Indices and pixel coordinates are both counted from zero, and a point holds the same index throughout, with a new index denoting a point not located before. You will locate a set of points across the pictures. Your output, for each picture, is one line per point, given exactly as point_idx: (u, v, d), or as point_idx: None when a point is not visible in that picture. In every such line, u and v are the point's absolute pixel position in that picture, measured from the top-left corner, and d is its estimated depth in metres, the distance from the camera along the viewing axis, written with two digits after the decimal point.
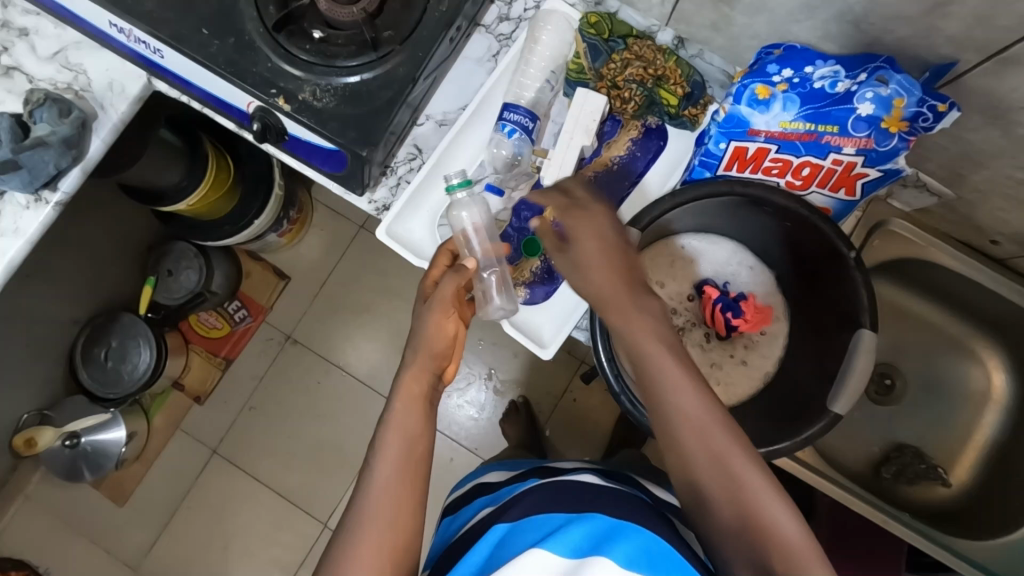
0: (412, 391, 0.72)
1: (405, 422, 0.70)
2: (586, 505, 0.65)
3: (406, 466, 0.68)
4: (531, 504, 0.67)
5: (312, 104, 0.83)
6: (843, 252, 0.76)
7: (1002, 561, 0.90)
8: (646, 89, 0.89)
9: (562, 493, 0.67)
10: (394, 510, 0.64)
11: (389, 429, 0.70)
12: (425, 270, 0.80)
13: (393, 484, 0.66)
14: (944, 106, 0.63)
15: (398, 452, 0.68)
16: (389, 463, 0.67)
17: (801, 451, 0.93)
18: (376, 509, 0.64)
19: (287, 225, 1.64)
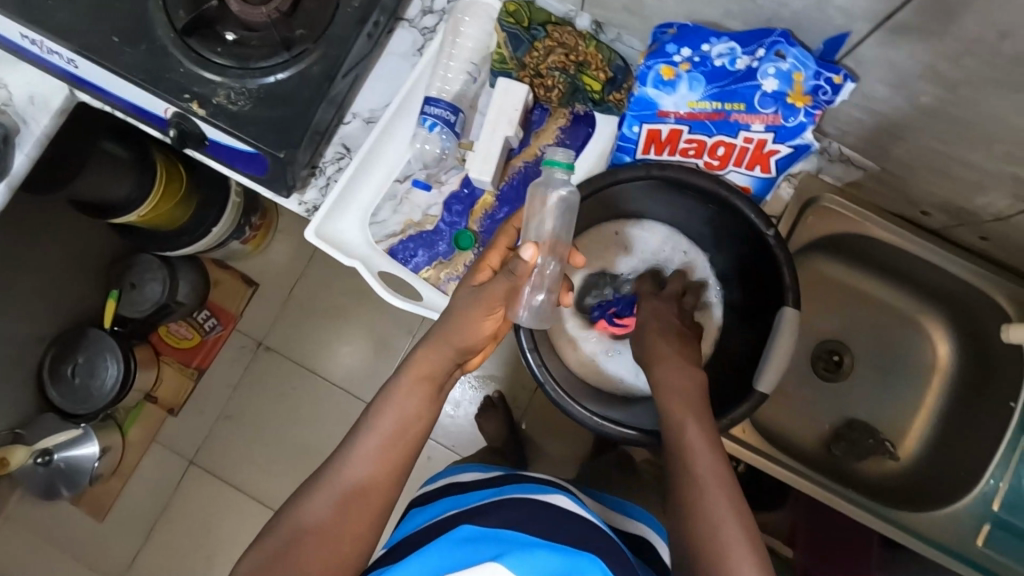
0: (421, 372, 0.70)
1: (405, 404, 0.69)
2: (561, 534, 0.68)
3: (393, 446, 0.67)
4: (500, 517, 0.70)
5: (226, 108, 0.82)
6: (762, 231, 0.75)
7: (950, 534, 0.89)
8: (568, 76, 0.88)
9: (535, 516, 0.71)
10: (367, 488, 0.64)
11: (389, 401, 0.69)
12: (483, 254, 0.73)
13: (375, 460, 0.66)
14: (839, 78, 0.63)
15: (391, 428, 0.68)
16: (382, 437, 0.67)
17: (740, 431, 0.92)
18: (350, 478, 0.65)
19: (250, 232, 1.54)
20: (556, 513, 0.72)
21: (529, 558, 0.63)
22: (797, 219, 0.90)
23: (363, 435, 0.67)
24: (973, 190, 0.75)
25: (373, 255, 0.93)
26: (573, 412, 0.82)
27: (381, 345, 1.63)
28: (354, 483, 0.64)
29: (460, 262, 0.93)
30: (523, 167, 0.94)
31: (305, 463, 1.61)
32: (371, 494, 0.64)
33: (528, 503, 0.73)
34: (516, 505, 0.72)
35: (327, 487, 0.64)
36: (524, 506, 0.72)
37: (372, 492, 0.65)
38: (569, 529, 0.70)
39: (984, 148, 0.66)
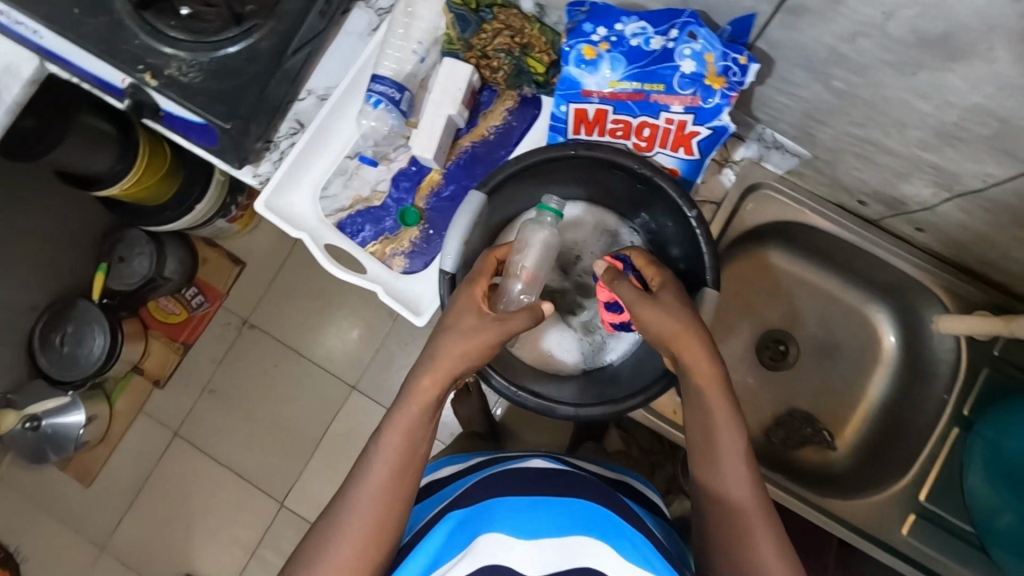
0: (426, 398, 0.65)
1: (408, 426, 0.64)
2: (549, 490, 0.65)
3: (399, 475, 0.63)
4: (484, 489, 0.66)
5: (178, 80, 0.85)
6: (686, 214, 0.77)
7: (871, 518, 0.91)
8: (514, 58, 0.90)
9: (516, 479, 0.67)
10: (382, 520, 0.61)
11: (391, 428, 0.64)
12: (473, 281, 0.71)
13: (384, 490, 0.62)
14: (744, 60, 0.67)
15: (397, 456, 0.63)
16: (386, 463, 0.63)
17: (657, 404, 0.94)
18: (362, 515, 0.61)
19: (236, 212, 1.51)
20: (548, 476, 0.68)
21: (526, 513, 0.60)
22: (737, 206, 0.90)
23: (369, 470, 0.63)
24: (898, 177, 0.79)
25: (322, 228, 0.96)
26: (494, 382, 0.83)
27: (365, 326, 1.59)
28: (366, 522, 0.61)
29: (405, 239, 0.97)
30: (470, 148, 0.97)
31: (285, 444, 1.56)
32: (384, 524, 0.62)
33: (512, 472, 0.69)
34: (501, 476, 0.68)
35: (339, 529, 0.61)
36: (507, 475, 0.68)
37: (385, 523, 0.62)
38: (561, 485, 0.66)
39: (899, 134, 0.71)
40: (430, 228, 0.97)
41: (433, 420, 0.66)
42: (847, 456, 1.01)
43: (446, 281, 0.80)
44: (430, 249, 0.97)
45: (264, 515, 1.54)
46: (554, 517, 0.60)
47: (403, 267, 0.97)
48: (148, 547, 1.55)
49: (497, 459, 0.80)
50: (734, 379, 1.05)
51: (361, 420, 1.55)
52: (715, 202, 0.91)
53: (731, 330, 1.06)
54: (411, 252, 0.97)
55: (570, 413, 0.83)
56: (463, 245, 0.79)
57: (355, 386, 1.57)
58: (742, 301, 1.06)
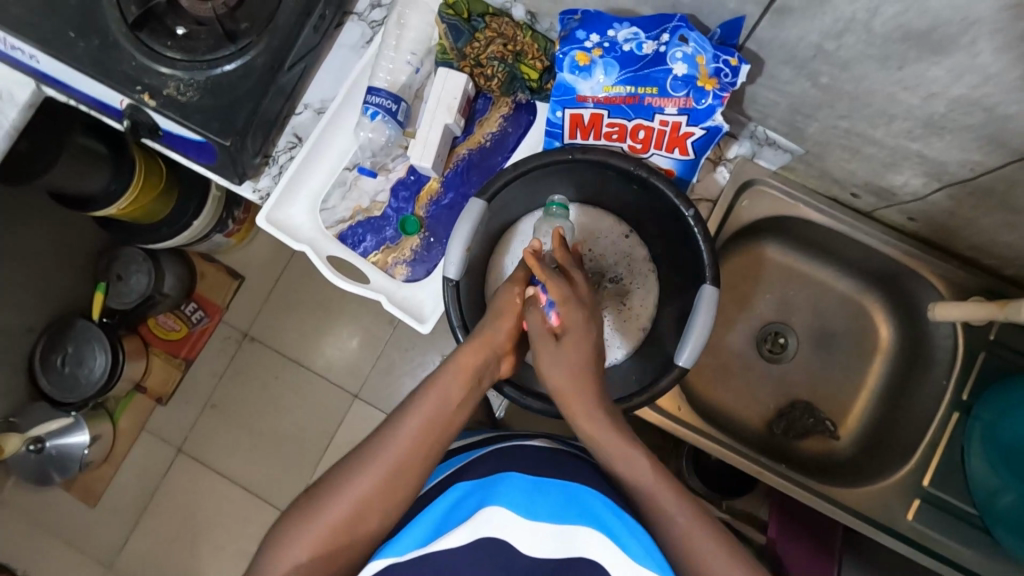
0: (466, 364, 0.72)
1: (448, 388, 0.69)
2: (553, 474, 0.65)
3: (434, 427, 0.66)
4: (490, 468, 0.67)
5: (176, 99, 0.85)
6: (683, 213, 0.78)
7: (874, 505, 0.92)
8: (507, 65, 0.91)
9: (524, 461, 0.67)
10: (404, 465, 0.63)
11: (431, 388, 0.68)
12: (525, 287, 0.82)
13: (416, 440, 0.65)
14: (735, 60, 0.68)
15: (431, 411, 0.66)
16: (419, 416, 0.66)
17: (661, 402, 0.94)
18: (385, 460, 0.63)
19: (234, 226, 1.52)
20: (553, 462, 0.68)
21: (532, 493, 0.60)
22: (732, 203, 0.92)
23: (404, 421, 0.65)
24: (886, 167, 0.81)
25: (323, 240, 0.97)
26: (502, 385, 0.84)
27: (364, 335, 1.60)
28: (389, 463, 0.63)
29: (406, 247, 0.98)
30: (467, 155, 0.98)
31: (290, 455, 1.57)
32: (407, 470, 0.63)
33: (519, 452, 0.69)
34: (506, 455, 0.69)
35: (358, 473, 0.62)
36: (514, 455, 0.69)
37: (406, 471, 0.63)
38: (564, 470, 0.67)
39: (886, 125, 0.73)
40: (431, 236, 0.98)
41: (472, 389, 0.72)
42: (849, 444, 1.03)
43: (450, 288, 0.82)
44: (432, 257, 0.98)
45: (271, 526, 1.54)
46: (557, 500, 0.60)
47: (405, 276, 0.98)
48: (157, 564, 1.55)
49: (502, 438, 0.80)
50: (732, 372, 1.06)
51: (365, 429, 1.56)
52: (710, 200, 0.92)
53: (728, 325, 1.07)
54: (413, 260, 0.98)
55: None
56: (465, 252, 0.80)
57: (358, 395, 1.58)
58: (738, 294, 1.07)
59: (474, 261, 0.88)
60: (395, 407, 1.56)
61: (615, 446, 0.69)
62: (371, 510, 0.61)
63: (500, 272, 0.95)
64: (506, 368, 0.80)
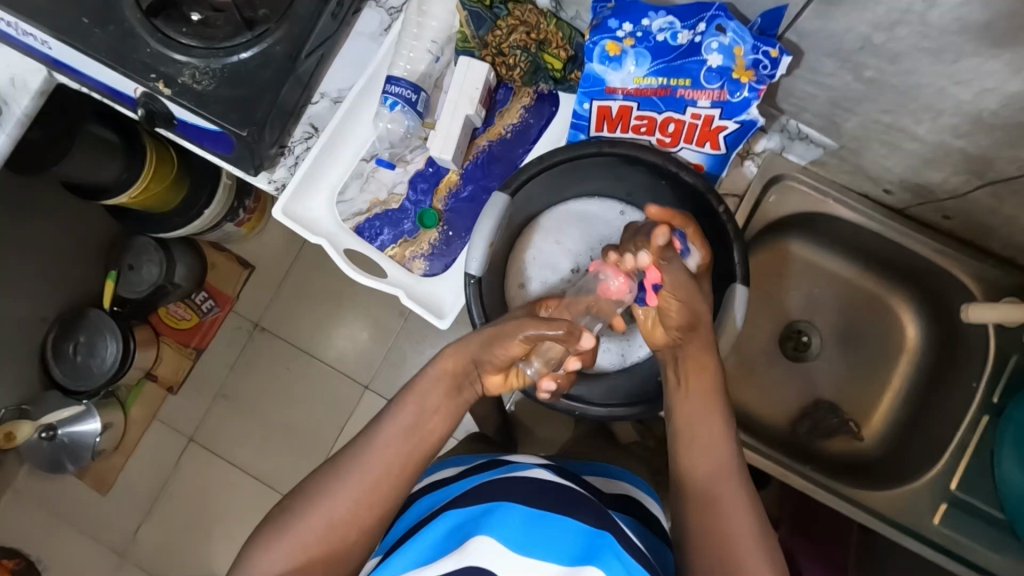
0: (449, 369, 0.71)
1: (425, 395, 0.69)
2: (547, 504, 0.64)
3: (411, 447, 0.67)
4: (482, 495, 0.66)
5: (192, 88, 0.83)
6: (714, 208, 0.76)
7: (903, 509, 0.90)
8: (530, 54, 0.88)
9: (519, 485, 0.66)
10: (375, 485, 0.64)
11: (408, 395, 0.69)
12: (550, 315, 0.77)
13: (391, 453, 0.66)
14: (776, 51, 0.66)
15: (408, 420, 0.68)
16: (398, 423, 0.68)
17: None
18: (358, 475, 0.64)
19: (245, 216, 1.50)
20: (547, 489, 0.67)
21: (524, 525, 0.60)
22: (760, 197, 0.89)
23: (379, 434, 0.67)
24: (926, 164, 0.78)
25: (340, 234, 0.95)
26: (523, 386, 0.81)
27: (375, 326, 1.58)
28: (361, 482, 0.64)
29: (424, 241, 0.96)
30: (487, 147, 0.95)
31: (299, 445, 1.56)
32: (381, 491, 0.65)
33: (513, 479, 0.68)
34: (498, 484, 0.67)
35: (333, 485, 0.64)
36: (508, 483, 0.67)
37: (382, 487, 0.65)
38: (559, 497, 0.66)
39: (931, 121, 0.70)
40: (450, 230, 0.96)
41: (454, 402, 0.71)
42: (873, 444, 1.01)
43: (472, 285, 0.80)
44: (451, 251, 0.96)
45: None
46: (549, 538, 0.60)
47: (423, 270, 0.96)
48: (169, 552, 1.55)
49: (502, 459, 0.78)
50: (754, 372, 1.04)
51: None
52: (738, 195, 0.89)
53: (750, 323, 1.05)
54: (431, 254, 0.96)
55: (601, 414, 0.84)
56: (489, 248, 0.79)
57: (368, 386, 1.57)
58: (761, 292, 1.05)
59: (495, 257, 0.86)
60: None
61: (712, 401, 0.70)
62: (344, 527, 0.62)
63: (520, 268, 0.93)
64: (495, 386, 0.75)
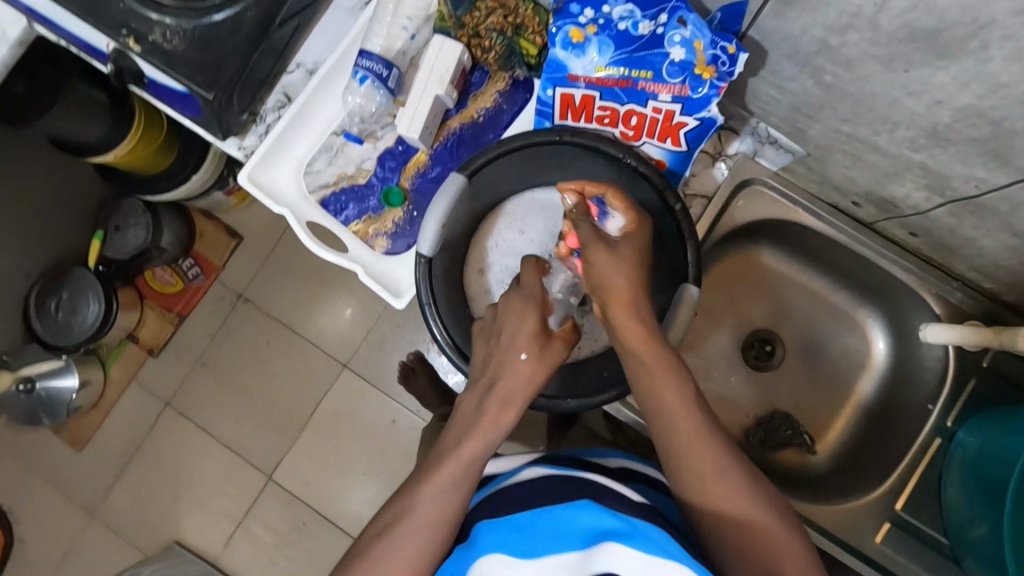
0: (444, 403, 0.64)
1: (432, 432, 0.63)
2: (551, 495, 0.60)
3: (442, 506, 0.60)
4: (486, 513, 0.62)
5: (161, 47, 0.83)
6: (670, 207, 0.76)
7: (845, 525, 0.89)
8: (506, 38, 0.87)
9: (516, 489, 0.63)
10: (416, 530, 0.59)
11: (418, 439, 0.63)
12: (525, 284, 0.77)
13: (428, 518, 0.59)
14: (733, 48, 0.66)
15: (426, 463, 0.62)
16: (417, 469, 0.61)
17: (638, 399, 0.93)
18: (401, 538, 0.58)
19: (235, 184, 1.48)
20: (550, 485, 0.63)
21: (528, 528, 0.57)
22: (728, 201, 0.88)
23: (412, 503, 0.60)
24: (887, 177, 0.77)
25: (304, 206, 0.95)
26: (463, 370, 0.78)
27: (356, 304, 1.58)
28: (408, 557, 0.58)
29: (388, 220, 0.95)
30: (458, 130, 0.94)
31: (275, 418, 1.56)
32: (425, 556, 0.58)
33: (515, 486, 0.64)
34: (497, 498, 0.64)
35: (378, 569, 0.57)
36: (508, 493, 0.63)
37: (423, 538, 0.59)
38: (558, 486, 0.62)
39: (889, 132, 0.69)
40: (414, 210, 0.96)
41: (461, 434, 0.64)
42: (826, 460, 1.00)
43: (422, 265, 0.80)
44: (413, 231, 0.95)
45: (252, 488, 1.55)
46: (558, 527, 0.56)
47: (384, 249, 0.96)
48: (140, 514, 1.56)
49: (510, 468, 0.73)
50: (717, 378, 1.03)
51: (351, 399, 1.55)
52: (705, 196, 0.88)
53: (718, 328, 1.04)
54: (394, 233, 0.95)
55: (541, 403, 0.83)
56: (441, 229, 0.79)
57: (346, 364, 1.57)
58: (730, 298, 1.04)
59: (451, 239, 0.86)
60: (383, 380, 1.55)
61: (684, 408, 0.63)
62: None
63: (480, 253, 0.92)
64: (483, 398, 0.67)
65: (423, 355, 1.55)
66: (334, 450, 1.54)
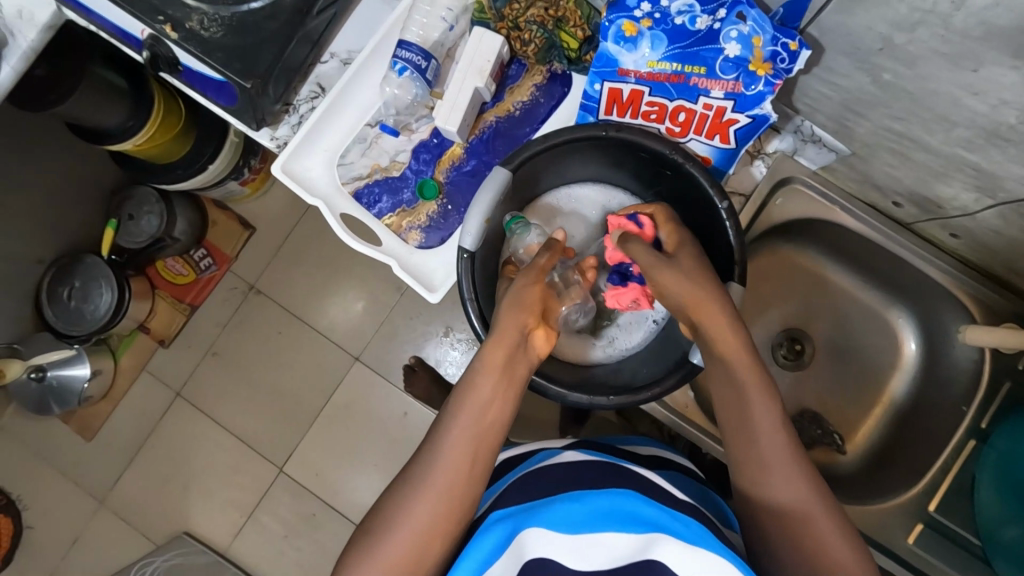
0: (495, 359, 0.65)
1: (483, 391, 0.63)
2: (609, 483, 0.62)
3: (477, 445, 0.61)
4: (528, 489, 0.63)
5: (199, 34, 0.81)
6: (716, 204, 0.75)
7: (877, 526, 0.89)
8: (546, 31, 0.86)
9: (558, 474, 0.65)
10: (453, 487, 0.59)
11: (465, 396, 0.63)
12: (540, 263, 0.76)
13: (463, 455, 0.60)
14: (795, 44, 0.66)
15: (471, 421, 0.62)
16: (462, 428, 0.61)
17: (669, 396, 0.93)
18: (435, 490, 0.59)
19: (249, 175, 1.46)
20: (590, 469, 0.66)
21: (579, 509, 0.57)
22: (766, 199, 0.87)
23: (445, 439, 0.61)
24: (935, 177, 0.77)
25: (337, 197, 0.94)
26: None
27: (371, 296, 1.57)
28: (442, 487, 0.59)
29: (423, 212, 0.95)
30: (494, 123, 0.94)
31: (287, 409, 1.56)
32: (458, 490, 0.60)
33: (555, 467, 0.67)
34: (536, 474, 0.66)
35: (410, 514, 0.58)
36: (547, 473, 0.66)
37: (459, 494, 0.60)
38: (608, 477, 0.63)
39: (945, 132, 0.69)
40: (449, 203, 0.95)
41: (511, 382, 0.66)
42: (853, 459, 1.00)
43: (465, 259, 0.79)
44: (448, 224, 0.95)
45: (263, 479, 1.54)
46: (616, 508, 0.57)
47: (417, 242, 0.95)
48: (150, 503, 1.56)
49: (539, 448, 0.77)
50: None
51: (364, 391, 1.55)
52: (743, 195, 0.87)
53: (747, 325, 1.04)
54: (428, 226, 0.95)
55: (582, 401, 0.82)
56: (485, 223, 0.78)
57: (359, 357, 1.56)
58: (758, 296, 1.03)
59: (492, 232, 0.85)
60: (395, 373, 1.54)
61: (763, 410, 0.60)
62: (434, 530, 0.58)
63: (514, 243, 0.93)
64: (544, 344, 0.70)
65: (435, 349, 1.54)
66: (345, 442, 1.53)
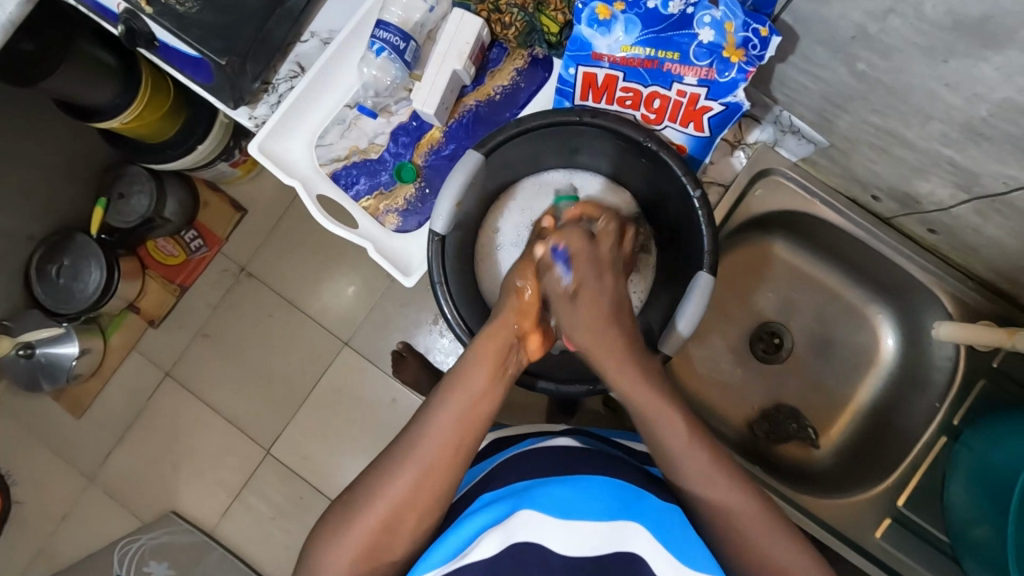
0: (486, 349, 0.68)
1: (471, 379, 0.65)
2: (590, 470, 0.62)
3: (460, 432, 0.62)
4: (510, 475, 0.62)
5: (174, 9, 0.80)
6: (689, 193, 0.74)
7: (850, 519, 0.89)
8: (527, 14, 0.86)
9: (540, 458, 0.65)
10: (432, 469, 0.60)
11: (454, 383, 0.65)
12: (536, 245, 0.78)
13: (445, 440, 0.62)
14: (766, 30, 0.67)
15: (459, 406, 0.63)
16: (448, 411, 0.63)
17: None
18: (413, 467, 0.60)
19: (240, 157, 1.44)
20: (573, 455, 0.65)
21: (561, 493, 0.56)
22: (745, 190, 0.86)
23: (428, 424, 0.63)
24: (914, 172, 0.76)
25: (315, 178, 0.93)
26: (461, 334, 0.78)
27: (359, 282, 1.56)
28: (422, 465, 0.60)
29: (400, 196, 0.94)
30: (474, 107, 0.93)
31: (275, 391, 1.56)
32: (439, 473, 0.60)
33: (541, 450, 0.66)
34: (524, 458, 0.65)
35: (387, 491, 0.59)
36: (528, 459, 0.65)
37: (437, 474, 0.60)
38: (585, 464, 0.63)
39: (921, 125, 0.69)
40: (427, 186, 0.95)
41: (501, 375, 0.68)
42: (828, 454, 1.00)
43: (435, 243, 0.79)
44: (426, 208, 0.94)
45: (250, 461, 1.55)
46: (598, 496, 0.57)
47: (395, 226, 0.95)
48: (137, 483, 1.56)
49: (530, 432, 0.77)
50: (723, 369, 1.02)
51: (352, 377, 1.55)
52: (722, 184, 0.86)
53: (729, 319, 1.03)
54: (406, 210, 0.94)
55: (550, 389, 0.82)
56: (455, 207, 0.77)
57: (348, 342, 1.56)
58: (740, 289, 1.03)
59: (465, 217, 0.85)
60: (384, 359, 1.54)
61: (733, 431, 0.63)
62: (410, 508, 0.59)
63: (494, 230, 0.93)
64: (536, 348, 0.74)
65: (424, 336, 1.54)
66: (333, 426, 1.54)
